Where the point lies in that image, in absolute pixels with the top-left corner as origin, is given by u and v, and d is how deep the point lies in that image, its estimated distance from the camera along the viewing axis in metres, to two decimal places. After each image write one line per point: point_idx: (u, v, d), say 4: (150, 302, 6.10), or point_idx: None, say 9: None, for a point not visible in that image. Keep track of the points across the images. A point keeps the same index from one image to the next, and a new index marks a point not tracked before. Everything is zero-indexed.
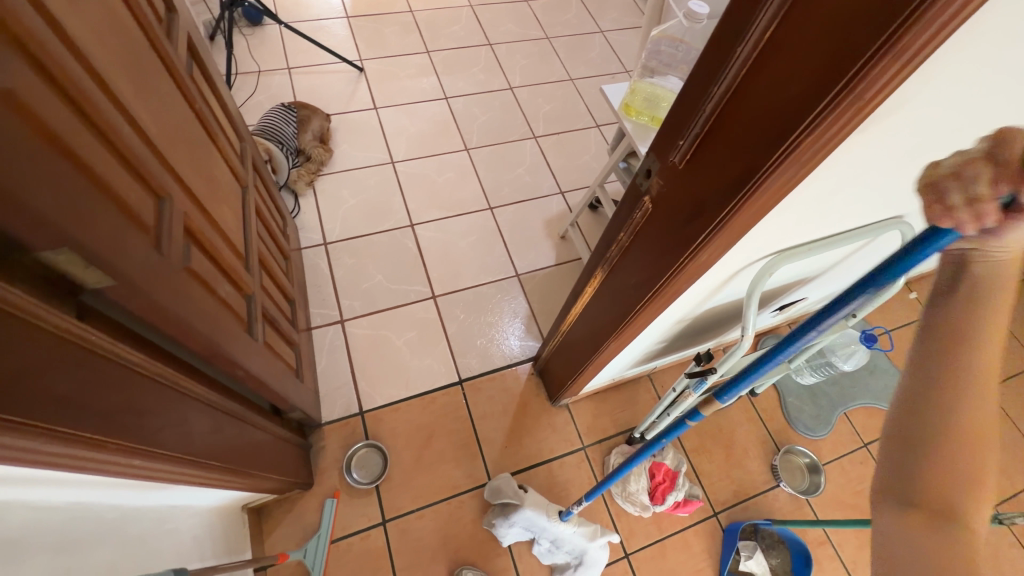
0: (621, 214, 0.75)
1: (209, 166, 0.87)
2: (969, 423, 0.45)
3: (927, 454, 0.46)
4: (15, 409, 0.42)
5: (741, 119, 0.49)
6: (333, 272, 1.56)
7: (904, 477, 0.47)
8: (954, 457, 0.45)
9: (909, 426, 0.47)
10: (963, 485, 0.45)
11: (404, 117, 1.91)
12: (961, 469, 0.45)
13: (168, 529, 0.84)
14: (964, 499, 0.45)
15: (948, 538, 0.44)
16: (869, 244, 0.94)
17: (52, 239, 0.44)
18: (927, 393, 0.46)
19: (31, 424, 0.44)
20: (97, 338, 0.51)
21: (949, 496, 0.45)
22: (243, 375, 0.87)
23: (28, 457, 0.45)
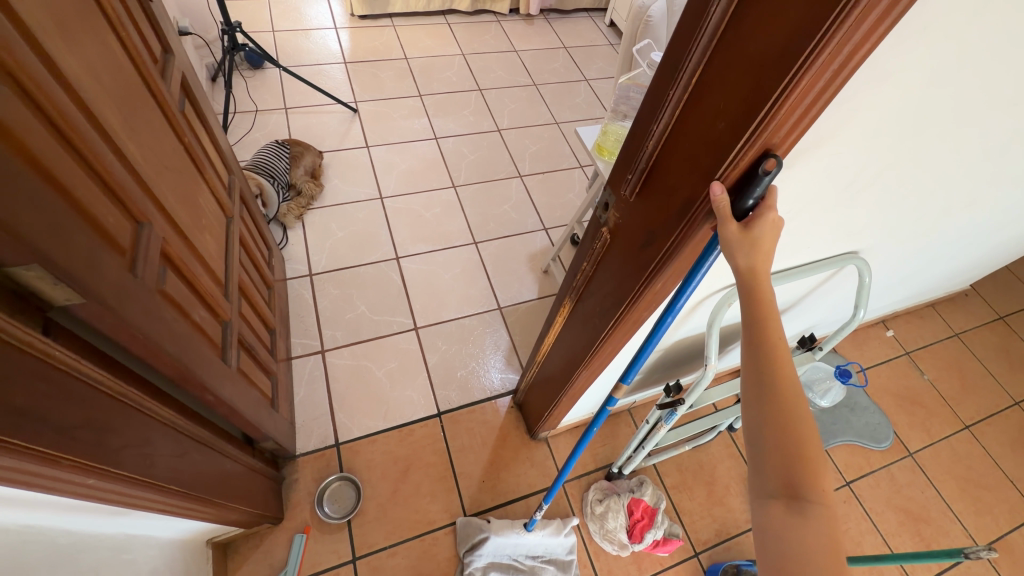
0: (585, 245, 0.78)
1: (194, 195, 0.91)
2: (789, 400, 0.51)
3: (769, 445, 0.50)
4: None
5: (680, 154, 0.53)
6: (317, 302, 1.58)
7: (762, 472, 0.50)
8: (788, 440, 0.49)
9: (753, 411, 0.52)
10: (806, 466, 0.48)
11: (395, 155, 1.99)
12: (797, 452, 0.49)
13: (125, 560, 0.81)
14: (811, 480, 0.48)
15: (807, 521, 0.47)
16: (835, 276, 0.97)
17: (26, 253, 0.46)
18: (749, 383, 0.53)
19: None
20: (60, 355, 0.52)
21: (794, 479, 0.48)
22: (214, 400, 0.88)
23: None
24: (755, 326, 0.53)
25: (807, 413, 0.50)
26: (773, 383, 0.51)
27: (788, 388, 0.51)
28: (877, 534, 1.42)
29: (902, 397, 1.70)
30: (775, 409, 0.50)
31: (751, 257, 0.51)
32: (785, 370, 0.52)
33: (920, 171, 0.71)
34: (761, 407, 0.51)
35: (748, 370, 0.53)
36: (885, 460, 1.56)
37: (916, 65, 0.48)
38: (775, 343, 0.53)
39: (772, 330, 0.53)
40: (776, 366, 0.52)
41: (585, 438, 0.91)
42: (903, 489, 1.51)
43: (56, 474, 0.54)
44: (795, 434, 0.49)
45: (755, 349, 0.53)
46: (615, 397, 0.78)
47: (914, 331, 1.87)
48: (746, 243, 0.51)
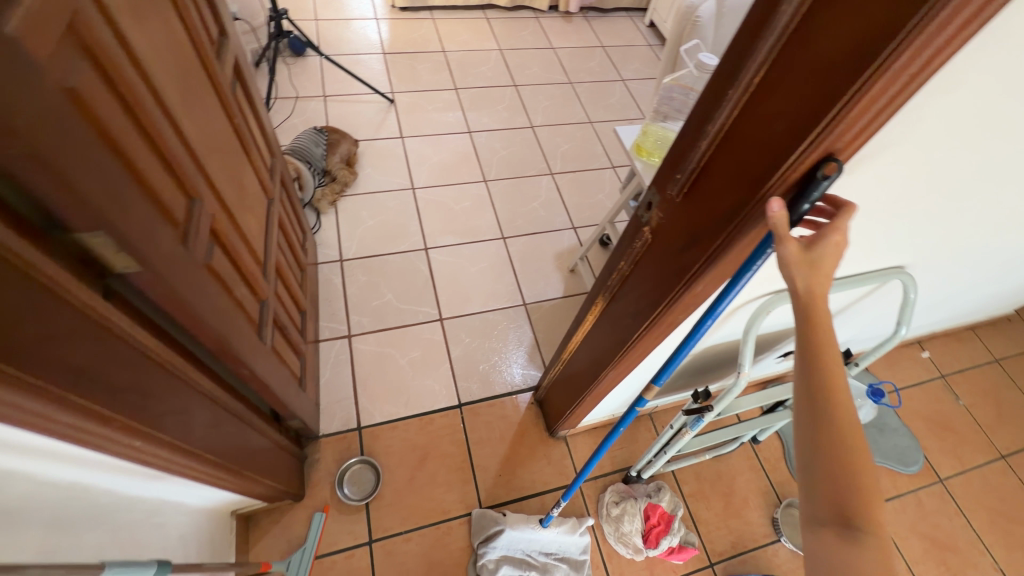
0: (622, 245, 0.78)
1: (240, 175, 0.93)
2: (843, 425, 0.50)
3: (821, 470, 0.49)
4: (34, 370, 0.45)
5: (733, 155, 0.52)
6: (346, 288, 1.60)
7: (812, 497, 0.50)
8: (842, 467, 0.49)
9: (805, 434, 0.51)
10: (859, 494, 0.48)
11: (428, 147, 2.00)
12: (851, 479, 0.48)
13: (157, 523, 0.84)
14: (865, 509, 0.47)
15: (861, 552, 0.46)
16: (879, 290, 0.94)
17: (92, 221, 0.48)
18: (801, 406, 0.52)
19: (46, 388, 0.47)
20: (119, 322, 0.54)
21: (847, 507, 0.47)
22: (248, 375, 0.90)
23: (42, 424, 0.49)
24: (809, 348, 0.52)
25: (862, 439, 0.49)
26: (827, 406, 0.50)
27: (842, 413, 0.50)
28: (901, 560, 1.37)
29: (934, 422, 1.64)
30: (827, 435, 0.50)
31: (809, 276, 0.51)
32: (840, 394, 0.51)
33: (979, 187, 0.68)
34: (812, 432, 0.51)
35: (801, 392, 0.52)
36: (913, 484, 1.51)
37: (990, 74, 0.47)
38: (830, 368, 0.51)
39: (829, 353, 0.52)
40: (830, 391, 0.51)
41: (609, 438, 0.90)
42: (930, 515, 1.46)
43: (107, 433, 0.56)
44: (847, 460, 0.49)
45: (809, 373, 0.52)
46: (645, 398, 0.77)
47: (950, 354, 1.80)
48: (805, 260, 0.51)
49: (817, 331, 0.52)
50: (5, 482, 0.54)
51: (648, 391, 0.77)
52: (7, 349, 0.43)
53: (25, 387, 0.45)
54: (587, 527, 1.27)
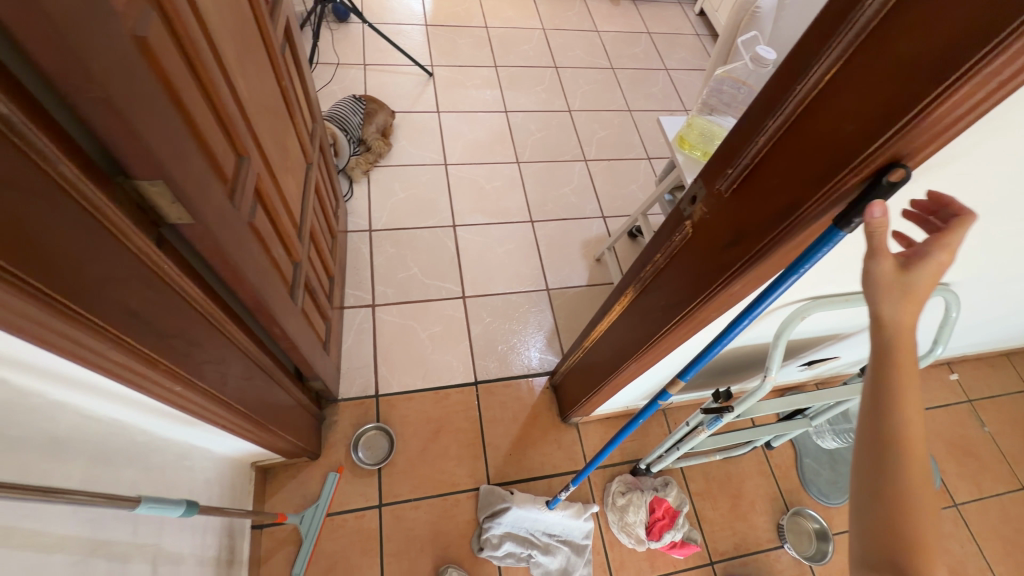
0: (661, 237, 0.77)
1: (284, 136, 0.94)
2: (907, 473, 0.48)
3: (875, 514, 0.48)
4: (94, 309, 0.47)
5: (792, 154, 0.51)
6: (373, 257, 1.62)
7: (865, 535, 0.49)
8: (898, 514, 0.47)
9: (863, 477, 0.51)
10: (917, 544, 0.46)
11: (463, 124, 1.99)
12: (910, 528, 0.47)
13: (186, 466, 0.89)
14: (920, 560, 0.45)
15: None
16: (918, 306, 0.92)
17: (152, 169, 0.49)
18: (863, 448, 0.51)
19: (103, 326, 0.49)
20: (169, 270, 0.56)
21: (899, 554, 0.46)
22: (279, 334, 0.93)
23: (94, 359, 0.51)
24: (882, 392, 0.51)
25: (928, 491, 0.48)
26: (893, 454, 0.49)
27: (909, 462, 0.49)
28: None
29: (955, 446, 1.60)
30: (889, 481, 0.48)
31: (900, 304, 0.49)
32: (911, 443, 0.49)
33: None
34: (871, 475, 0.50)
35: (867, 434, 0.51)
36: None
37: None
38: (906, 416, 0.50)
39: (904, 398, 0.50)
40: (901, 441, 0.49)
41: (627, 428, 0.90)
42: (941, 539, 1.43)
43: (152, 376, 0.59)
44: (909, 510, 0.47)
45: (877, 415, 0.50)
46: (669, 392, 0.76)
47: (981, 379, 1.74)
48: (898, 283, 0.49)
49: (899, 376, 0.50)
50: (54, 414, 0.58)
51: (673, 386, 0.76)
52: (69, 285, 0.44)
53: (83, 322, 0.47)
54: (592, 513, 1.28)
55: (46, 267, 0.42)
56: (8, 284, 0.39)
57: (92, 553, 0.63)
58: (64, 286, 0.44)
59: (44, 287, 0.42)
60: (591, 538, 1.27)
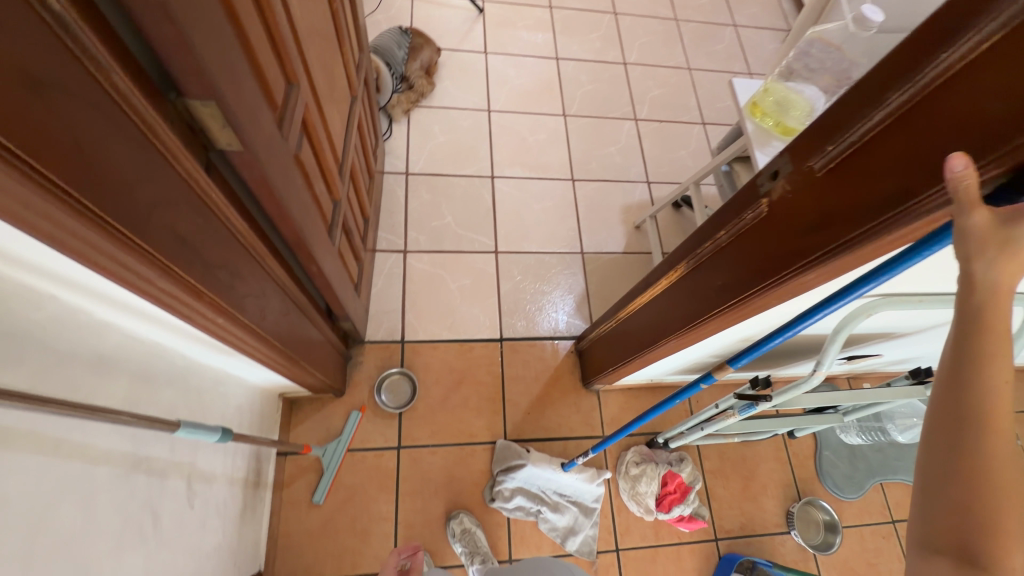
0: (727, 211, 0.71)
1: (332, 64, 0.89)
2: (992, 447, 0.39)
3: (945, 493, 0.41)
4: (147, 235, 0.46)
5: (910, 134, 0.44)
6: (408, 202, 1.58)
7: (928, 526, 0.42)
8: (974, 496, 0.39)
9: (933, 449, 0.42)
10: (996, 531, 0.38)
11: (511, 68, 1.88)
12: (989, 513, 0.39)
13: (221, 391, 0.91)
14: (998, 548, 0.38)
15: None
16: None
17: (206, 89, 0.46)
18: (935, 416, 0.42)
19: (152, 252, 0.47)
20: (216, 199, 0.54)
21: (970, 539, 0.39)
22: (316, 272, 0.91)
23: (142, 284, 0.50)
24: (967, 351, 0.40)
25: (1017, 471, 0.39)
26: (976, 423, 0.40)
27: (995, 433, 0.39)
28: None
29: None
30: (962, 457, 0.40)
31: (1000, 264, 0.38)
32: (999, 411, 0.39)
33: None
34: (943, 450, 0.41)
35: (941, 400, 0.42)
36: None
37: None
38: (995, 378, 0.40)
39: (994, 356, 0.40)
40: (987, 408, 0.40)
41: (660, 407, 0.89)
42: None
43: (196, 306, 0.58)
44: (989, 493, 0.39)
45: (957, 379, 0.41)
46: (714, 375, 0.74)
47: None
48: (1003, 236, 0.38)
49: (992, 329, 0.39)
50: (100, 332, 0.58)
51: (722, 371, 0.73)
52: (122, 207, 0.42)
53: (130, 246, 0.45)
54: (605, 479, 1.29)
55: (99, 188, 0.39)
56: (69, 208, 0.38)
57: (135, 468, 0.65)
58: (116, 210, 0.42)
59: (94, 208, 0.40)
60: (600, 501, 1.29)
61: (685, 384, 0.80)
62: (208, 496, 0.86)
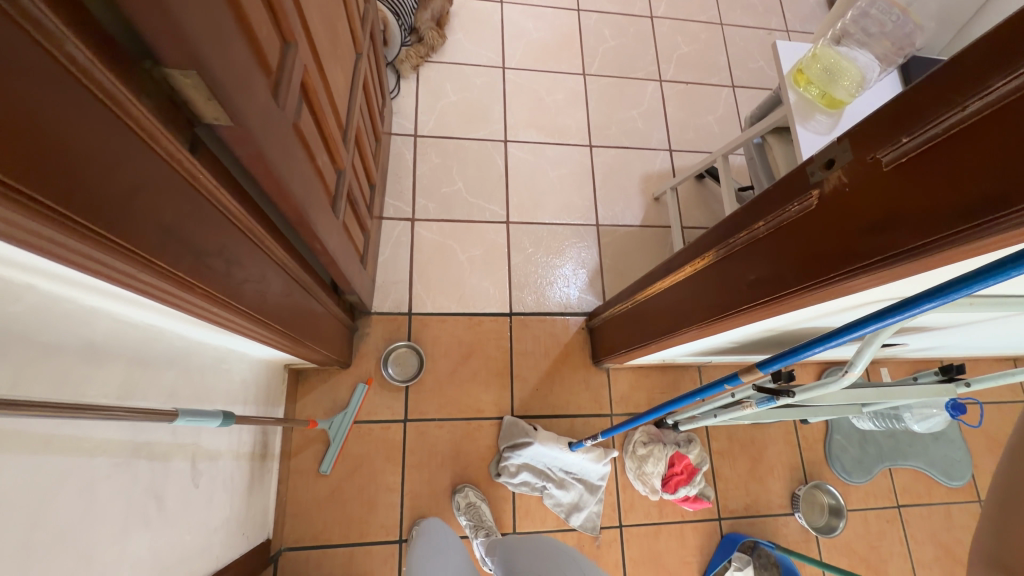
0: (768, 199, 0.64)
1: (335, 18, 0.80)
2: None
3: None
4: (133, 230, 0.40)
5: (1007, 133, 0.37)
6: (416, 166, 1.50)
7: None
8: None
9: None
10: None
11: (528, 20, 1.74)
12: None
13: (223, 369, 0.88)
14: None
15: None
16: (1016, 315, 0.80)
17: (184, 56, 0.39)
18: None
19: (138, 252, 0.42)
20: (203, 179, 0.48)
21: None
22: (319, 248, 0.86)
23: (127, 281, 0.45)
24: None
25: None
26: None
27: None
28: (907, 559, 1.39)
29: (996, 443, 1.54)
30: None
31: None
32: None
33: None
34: None
35: None
36: (949, 497, 1.46)
37: None
38: None
39: None
40: None
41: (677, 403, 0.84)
42: (954, 528, 1.43)
43: (188, 298, 0.53)
44: None
45: None
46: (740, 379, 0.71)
47: None
48: None
49: None
50: (88, 320, 0.54)
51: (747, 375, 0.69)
52: (100, 201, 0.37)
53: (117, 248, 0.40)
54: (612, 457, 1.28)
55: (68, 183, 0.33)
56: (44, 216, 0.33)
57: (135, 454, 0.63)
58: (93, 209, 0.36)
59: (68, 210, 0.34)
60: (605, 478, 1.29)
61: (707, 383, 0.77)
62: (214, 473, 0.85)
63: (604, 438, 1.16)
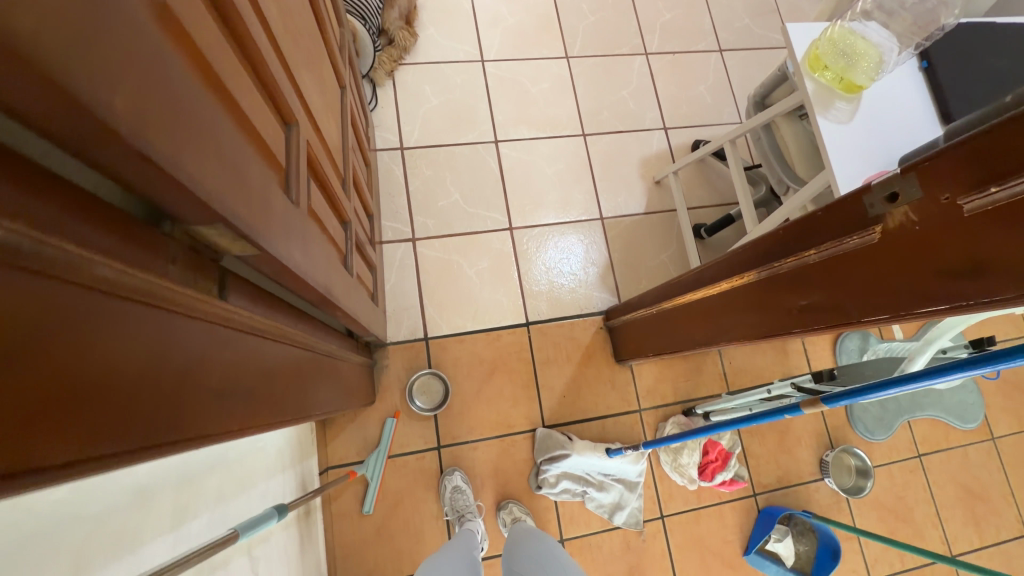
0: (817, 227, 0.62)
1: (321, 66, 0.73)
2: None
3: None
4: (192, 414, 0.36)
5: None
6: (408, 182, 1.43)
7: None
8: None
9: None
10: None
11: (501, 3, 1.63)
12: None
13: (258, 448, 0.85)
14: None
15: None
16: None
17: (210, 215, 0.34)
18: None
19: (203, 431, 0.38)
20: (236, 316, 0.44)
21: None
22: (342, 313, 0.81)
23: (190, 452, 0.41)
24: None
25: None
26: None
27: None
28: (932, 505, 1.45)
29: (1005, 380, 1.60)
30: None
31: None
32: None
33: None
34: None
35: None
36: (965, 440, 1.52)
37: None
38: None
39: None
40: None
41: (743, 423, 0.89)
42: (973, 469, 1.50)
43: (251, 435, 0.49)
44: None
45: None
46: (801, 409, 0.78)
47: None
48: None
49: None
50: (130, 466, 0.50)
51: (811, 407, 0.76)
52: (158, 407, 0.32)
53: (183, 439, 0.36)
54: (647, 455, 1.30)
55: (126, 411, 0.29)
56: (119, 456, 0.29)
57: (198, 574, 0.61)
58: (154, 421, 0.32)
59: (131, 444, 0.29)
60: (643, 472, 1.31)
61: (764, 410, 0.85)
62: (268, 553, 0.83)
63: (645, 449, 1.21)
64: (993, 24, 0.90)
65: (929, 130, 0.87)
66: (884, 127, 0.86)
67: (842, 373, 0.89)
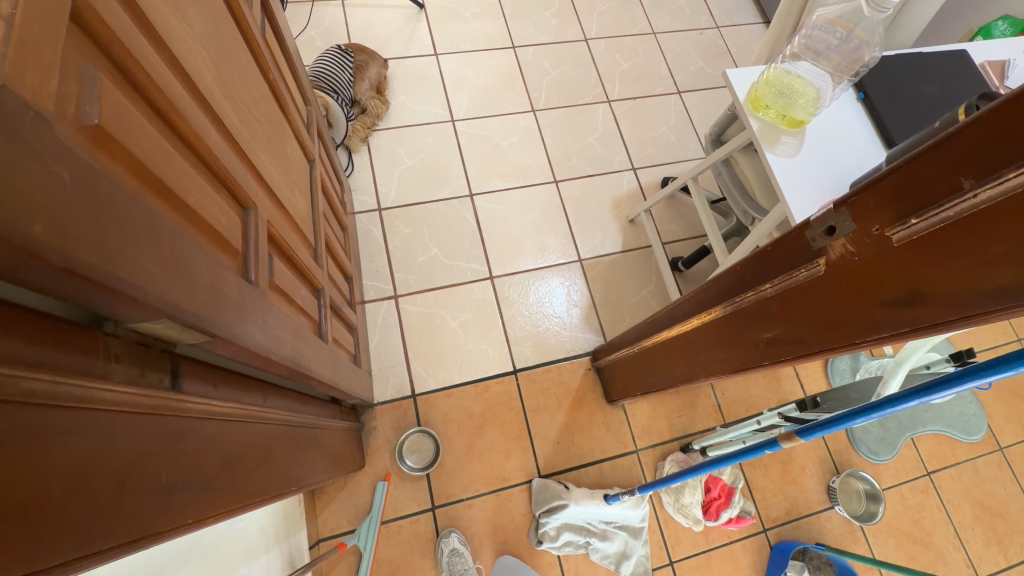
0: (768, 261, 0.64)
1: (284, 146, 0.77)
2: None
3: None
4: (138, 516, 0.36)
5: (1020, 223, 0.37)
6: (387, 241, 1.46)
7: None
8: None
9: None
10: None
11: (467, 67, 1.72)
12: None
13: (237, 529, 0.82)
14: None
15: None
16: None
17: (153, 312, 0.35)
18: None
19: (149, 529, 0.37)
20: (191, 404, 0.44)
21: None
22: (319, 382, 0.81)
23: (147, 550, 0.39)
24: None
25: None
26: None
27: None
28: (950, 526, 1.40)
29: (1002, 388, 1.58)
30: None
31: None
32: None
33: None
34: None
35: None
36: (972, 453, 1.49)
37: None
38: None
39: None
40: None
41: (738, 457, 0.88)
42: (986, 483, 1.46)
43: (214, 522, 0.48)
44: None
45: None
46: (781, 443, 0.78)
47: None
48: None
49: None
50: None
51: (788, 440, 0.77)
52: (95, 511, 0.31)
53: (127, 543, 0.35)
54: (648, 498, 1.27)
55: (66, 520, 0.29)
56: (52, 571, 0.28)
57: None
58: (94, 530, 0.31)
59: (64, 554, 0.29)
60: (645, 515, 1.26)
61: (746, 446, 0.86)
62: None
63: (642, 492, 1.18)
64: (915, 54, 0.96)
65: (874, 155, 0.90)
66: (832, 156, 0.90)
67: (826, 400, 0.88)
